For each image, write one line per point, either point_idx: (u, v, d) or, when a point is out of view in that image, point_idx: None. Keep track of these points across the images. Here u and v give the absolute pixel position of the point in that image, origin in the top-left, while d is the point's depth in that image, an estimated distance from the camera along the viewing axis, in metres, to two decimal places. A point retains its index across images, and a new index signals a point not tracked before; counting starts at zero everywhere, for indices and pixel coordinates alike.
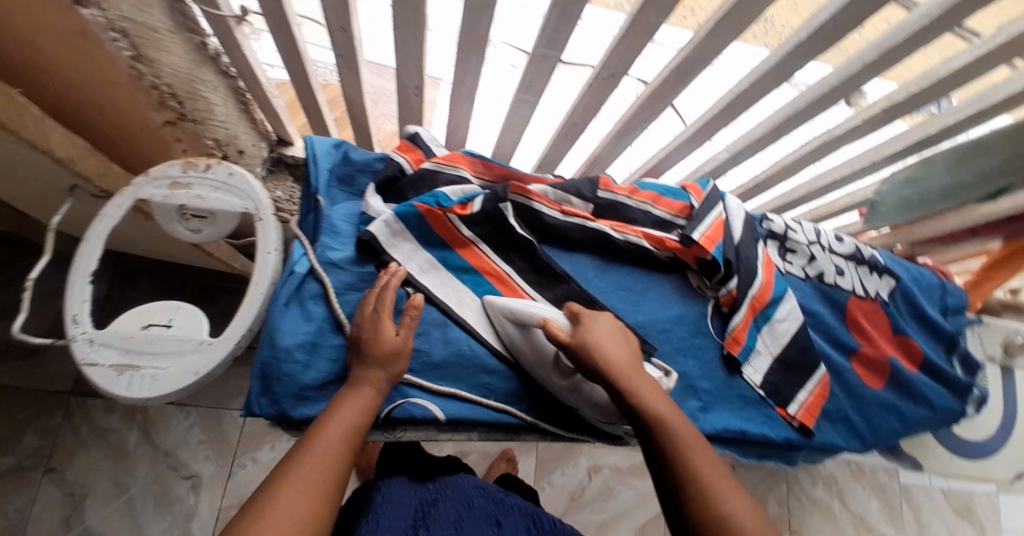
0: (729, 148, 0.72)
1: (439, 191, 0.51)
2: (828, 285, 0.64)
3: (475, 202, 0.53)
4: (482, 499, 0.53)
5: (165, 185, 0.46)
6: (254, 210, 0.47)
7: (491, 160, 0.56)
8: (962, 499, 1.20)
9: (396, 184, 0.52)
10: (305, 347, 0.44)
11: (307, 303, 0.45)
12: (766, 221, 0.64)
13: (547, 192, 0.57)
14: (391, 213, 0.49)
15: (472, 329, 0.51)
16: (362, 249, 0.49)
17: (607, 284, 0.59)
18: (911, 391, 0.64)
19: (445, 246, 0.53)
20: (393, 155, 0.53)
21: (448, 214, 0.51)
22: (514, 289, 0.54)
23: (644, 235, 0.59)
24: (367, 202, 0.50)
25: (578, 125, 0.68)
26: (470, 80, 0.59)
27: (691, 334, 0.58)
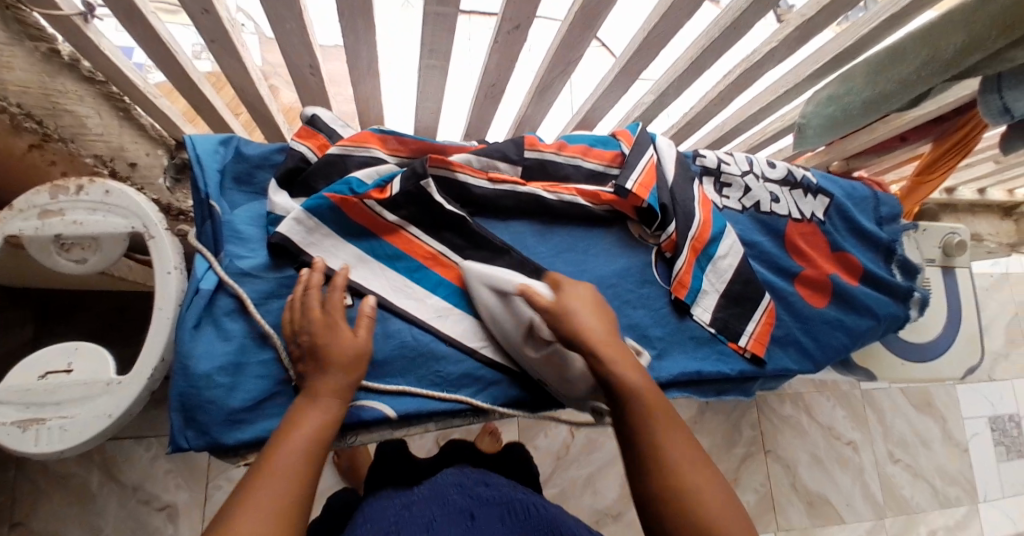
0: (654, 90, 0.70)
1: (350, 176, 0.47)
2: (765, 213, 0.64)
3: (393, 183, 0.48)
4: (458, 495, 0.44)
5: (34, 215, 0.41)
6: (142, 228, 0.42)
7: (406, 135, 0.52)
8: (919, 393, 1.28)
9: (302, 175, 0.48)
10: (228, 369, 0.41)
11: (221, 322, 0.42)
12: (699, 158, 0.64)
13: (471, 160, 0.54)
14: (301, 208, 0.45)
15: (413, 317, 0.49)
16: (275, 251, 0.45)
17: (548, 247, 0.57)
18: (855, 304, 0.66)
19: (370, 236, 0.49)
20: (294, 144, 0.49)
21: (365, 200, 0.47)
22: (450, 267, 0.52)
23: (577, 192, 0.57)
24: (272, 200, 0.46)
25: (496, 86, 0.65)
26: (367, 52, 0.54)
27: (638, 284, 0.58)
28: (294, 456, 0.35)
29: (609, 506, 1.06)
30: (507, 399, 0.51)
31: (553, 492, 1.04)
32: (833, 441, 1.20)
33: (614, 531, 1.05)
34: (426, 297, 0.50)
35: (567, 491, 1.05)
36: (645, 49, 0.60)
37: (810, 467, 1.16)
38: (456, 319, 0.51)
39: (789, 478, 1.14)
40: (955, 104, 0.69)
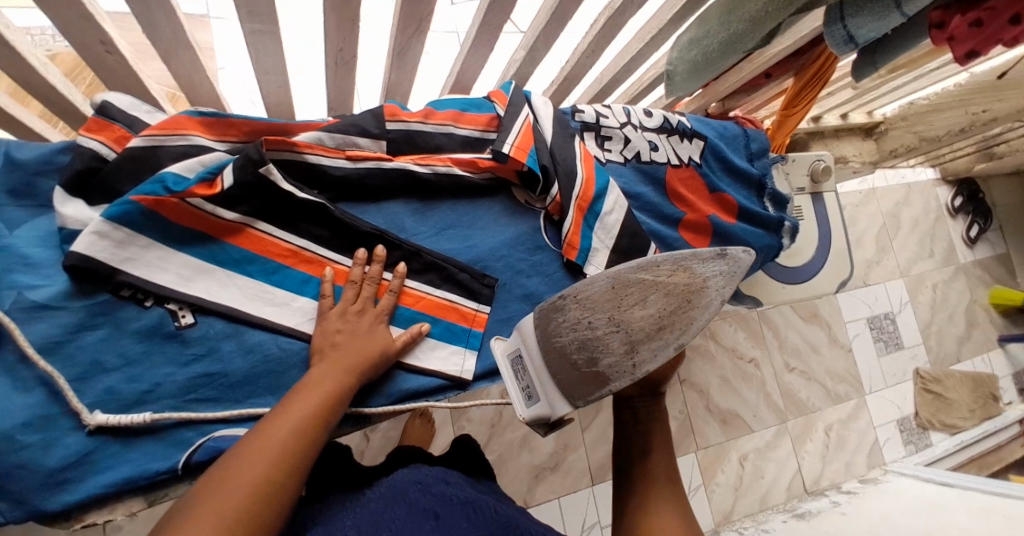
0: (525, 46, 0.67)
1: (163, 173, 0.39)
2: (646, 163, 0.65)
3: (224, 174, 0.41)
4: (421, 494, 0.42)
5: None
6: None
7: (235, 116, 0.45)
8: (807, 308, 1.44)
9: (99, 176, 0.41)
10: (35, 425, 0.35)
11: (17, 371, 0.35)
12: (577, 114, 0.63)
13: (323, 138, 0.47)
14: (100, 219, 0.37)
15: (278, 326, 0.44)
16: (76, 274, 0.37)
17: (428, 226, 0.53)
18: (733, 240, 0.70)
19: (210, 240, 0.43)
20: (81, 141, 0.40)
21: (187, 200, 0.40)
22: (317, 263, 0.47)
23: (452, 162, 0.53)
24: (59, 213, 0.38)
25: (345, 50, 0.57)
26: (171, 23, 0.45)
27: (526, 252, 0.56)
28: (286, 437, 0.35)
29: (547, 461, 1.10)
30: (402, 393, 0.49)
31: (492, 459, 1.06)
32: (738, 362, 1.32)
33: (554, 482, 1.09)
34: (292, 300, 0.45)
35: (505, 455, 1.07)
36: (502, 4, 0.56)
37: (721, 389, 1.28)
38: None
39: (703, 401, 1.26)
40: (808, 37, 0.72)
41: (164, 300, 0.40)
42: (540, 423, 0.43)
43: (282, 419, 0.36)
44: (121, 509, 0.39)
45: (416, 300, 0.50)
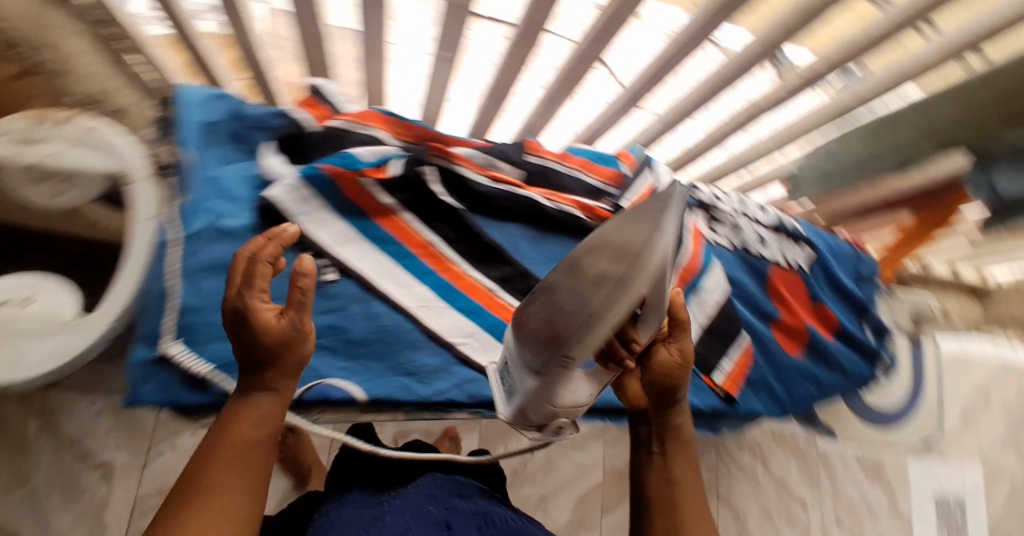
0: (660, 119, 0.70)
1: (351, 152, 0.47)
2: (753, 256, 0.65)
3: (391, 165, 0.49)
4: (430, 504, 0.43)
5: (11, 140, 0.38)
6: (118, 170, 0.41)
7: (412, 120, 0.52)
8: (872, 462, 1.31)
9: (299, 143, 0.49)
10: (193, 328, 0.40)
11: (197, 279, 0.41)
12: (694, 191, 0.63)
13: (473, 156, 0.53)
14: (296, 175, 0.45)
15: (397, 302, 0.48)
16: (263, 212, 0.45)
17: (538, 253, 0.55)
18: (827, 356, 0.68)
19: (364, 216, 0.49)
20: (293, 111, 0.48)
21: (361, 178, 0.48)
22: (440, 260, 0.51)
23: (577, 204, 0.55)
24: (263, 164, 0.46)
25: (503, 85, 0.64)
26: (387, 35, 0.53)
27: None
28: (238, 459, 0.32)
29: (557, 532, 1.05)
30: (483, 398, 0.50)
31: None
32: (784, 497, 1.21)
33: None
34: (414, 284, 0.50)
35: None
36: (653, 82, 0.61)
37: (758, 520, 1.18)
38: (438, 310, 0.50)
39: (737, 527, 1.15)
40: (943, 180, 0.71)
41: (317, 251, 0.46)
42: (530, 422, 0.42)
43: (233, 427, 0.33)
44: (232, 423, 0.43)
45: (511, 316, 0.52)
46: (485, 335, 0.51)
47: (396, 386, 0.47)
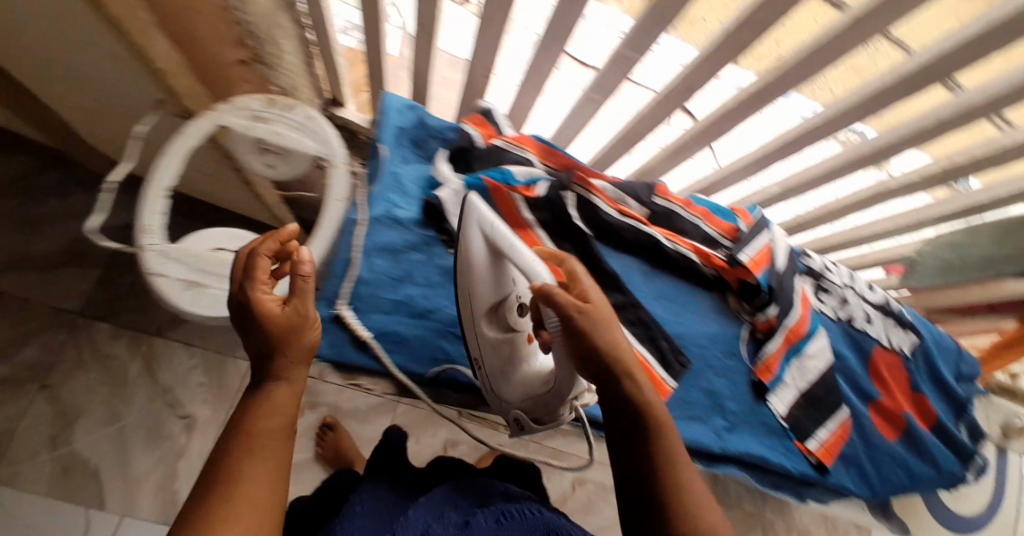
0: (781, 182, 0.65)
1: (507, 169, 0.52)
2: (857, 331, 0.64)
3: (539, 185, 0.53)
4: (452, 508, 0.39)
5: (246, 115, 0.45)
6: (328, 157, 0.49)
7: (559, 148, 0.55)
8: None
9: (465, 154, 0.54)
10: (365, 296, 0.47)
11: (371, 258, 0.49)
12: (806, 258, 0.63)
13: (607, 189, 0.55)
14: (462, 183, 0.51)
15: None
16: (430, 210, 0.51)
17: (650, 288, 0.56)
18: (923, 448, 0.65)
19: (504, 226, 0.53)
20: (464, 127, 0.54)
21: (513, 193, 0.52)
22: None
23: (693, 249, 0.56)
24: (437, 168, 0.52)
25: (637, 134, 0.64)
26: (545, 73, 0.58)
27: (723, 354, 0.56)
28: (261, 460, 0.27)
29: None
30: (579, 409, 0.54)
31: None
32: None
33: None
34: None
35: None
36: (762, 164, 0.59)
37: None
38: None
39: None
40: None
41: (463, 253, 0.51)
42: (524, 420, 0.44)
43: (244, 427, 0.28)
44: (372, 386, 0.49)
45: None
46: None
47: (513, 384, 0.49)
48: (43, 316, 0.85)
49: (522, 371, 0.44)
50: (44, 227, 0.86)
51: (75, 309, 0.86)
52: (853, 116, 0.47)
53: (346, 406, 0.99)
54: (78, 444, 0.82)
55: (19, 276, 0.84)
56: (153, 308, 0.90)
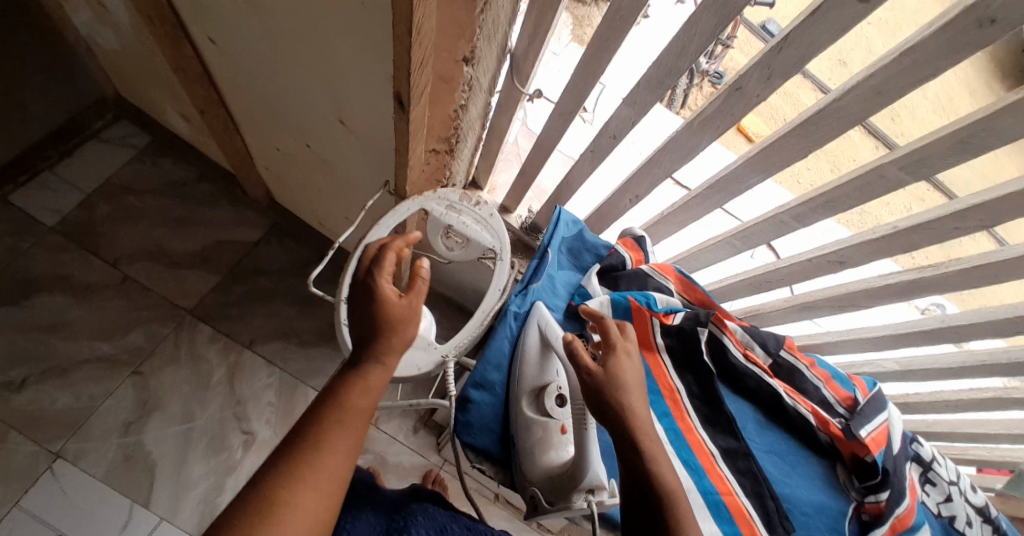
0: (900, 360, 0.67)
1: (651, 294, 0.55)
2: (958, 532, 0.62)
3: (677, 314, 0.55)
4: None
5: (444, 205, 0.53)
6: (497, 250, 0.54)
7: (697, 283, 0.58)
8: None
9: (614, 274, 0.59)
10: (495, 373, 0.53)
11: (500, 339, 0.54)
12: (916, 443, 0.64)
13: (738, 331, 0.57)
14: (609, 297, 0.55)
15: None
16: (575, 315, 0.56)
17: (762, 440, 0.56)
18: None
19: (634, 343, 0.55)
20: (618, 249, 0.59)
21: (653, 317, 0.54)
22: (682, 410, 0.53)
23: (814, 411, 0.56)
24: (588, 279, 0.58)
25: (765, 282, 0.66)
26: (687, 216, 0.64)
27: (828, 528, 0.53)
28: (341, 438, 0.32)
29: None
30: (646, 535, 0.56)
31: None
32: None
33: None
34: (654, 421, 0.51)
35: None
36: (892, 342, 0.61)
37: None
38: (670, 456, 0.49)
39: None
40: None
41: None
42: (533, 505, 0.46)
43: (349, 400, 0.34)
44: (482, 471, 0.52)
45: (727, 490, 0.50)
46: (700, 498, 0.48)
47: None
48: (160, 307, 0.94)
49: (546, 457, 0.45)
50: (188, 232, 0.99)
51: (187, 307, 0.95)
52: (992, 325, 0.49)
53: (392, 459, 1.00)
54: (147, 437, 0.86)
55: (154, 268, 0.96)
56: (254, 320, 0.99)
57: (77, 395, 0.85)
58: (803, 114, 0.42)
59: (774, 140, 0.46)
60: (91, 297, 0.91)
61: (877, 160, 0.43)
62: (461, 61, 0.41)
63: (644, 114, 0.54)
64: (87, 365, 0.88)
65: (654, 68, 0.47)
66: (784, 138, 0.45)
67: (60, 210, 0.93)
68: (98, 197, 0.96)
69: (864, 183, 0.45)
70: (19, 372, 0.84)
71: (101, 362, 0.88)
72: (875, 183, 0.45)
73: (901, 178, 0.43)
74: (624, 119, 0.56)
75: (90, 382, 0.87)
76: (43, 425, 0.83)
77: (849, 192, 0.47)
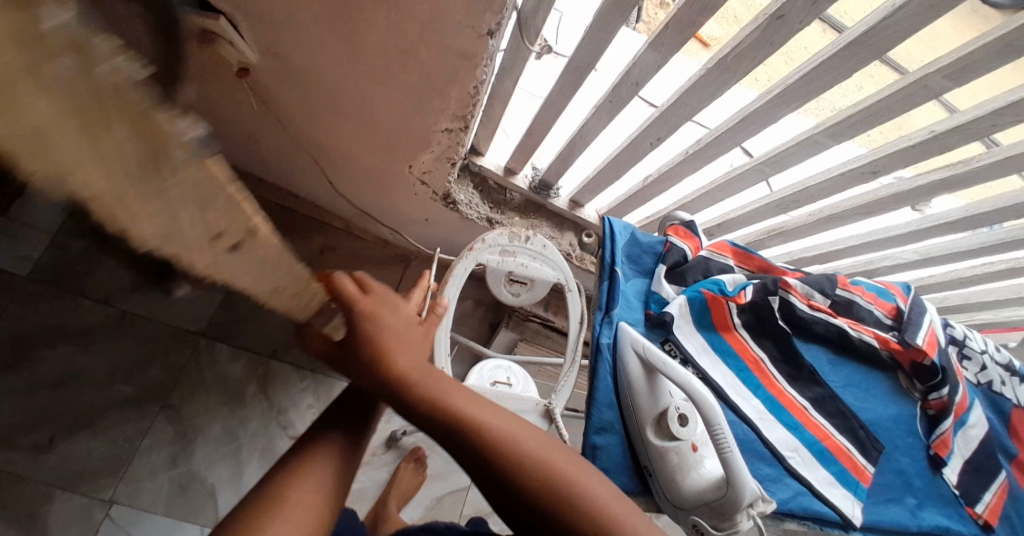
0: (919, 251, 0.72)
1: (721, 279, 0.60)
2: (996, 393, 0.64)
3: (747, 292, 0.60)
4: None
5: (497, 252, 0.61)
6: (561, 278, 0.64)
7: (753, 253, 0.65)
8: None
9: (679, 268, 0.63)
10: (609, 404, 0.53)
11: (597, 372, 0.54)
12: (950, 326, 0.65)
13: (798, 285, 0.63)
14: (686, 297, 0.59)
15: (745, 415, 0.55)
16: (658, 324, 0.58)
17: (839, 376, 0.61)
18: None
19: (713, 328, 0.60)
20: (675, 242, 0.62)
21: (729, 301, 0.60)
22: (770, 378, 0.59)
23: (878, 337, 0.60)
24: (660, 286, 0.60)
25: (793, 202, 0.68)
26: (713, 152, 0.65)
27: (905, 434, 0.59)
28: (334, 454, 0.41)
29: None
30: (789, 509, 0.51)
31: None
32: None
33: None
34: (749, 397, 0.57)
35: None
36: (915, 237, 0.67)
37: None
38: (772, 425, 0.56)
39: None
40: None
41: (687, 361, 0.57)
42: (705, 512, 0.47)
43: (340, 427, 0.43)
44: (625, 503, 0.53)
45: (825, 436, 0.56)
46: (805, 449, 0.55)
47: (759, 476, 0.53)
48: (171, 334, 0.90)
49: (690, 480, 0.48)
50: None
51: (201, 330, 0.92)
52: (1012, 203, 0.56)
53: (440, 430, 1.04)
54: (197, 463, 0.86)
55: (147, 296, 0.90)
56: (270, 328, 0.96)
57: (110, 442, 0.82)
58: (854, 30, 0.42)
59: (822, 59, 0.46)
60: (94, 341, 0.86)
61: (921, 71, 0.44)
62: (485, 35, 0.50)
63: (669, 54, 0.53)
64: (114, 410, 0.84)
65: (687, 7, 0.46)
66: (834, 56, 0.44)
67: (30, 258, 0.86)
68: (65, 235, 0.88)
69: (908, 94, 0.46)
70: (43, 432, 0.80)
71: (124, 404, 0.85)
72: (917, 93, 0.45)
73: (944, 85, 0.44)
74: (648, 62, 0.55)
75: (119, 426, 0.83)
76: (91, 477, 0.80)
77: (888, 110, 0.49)
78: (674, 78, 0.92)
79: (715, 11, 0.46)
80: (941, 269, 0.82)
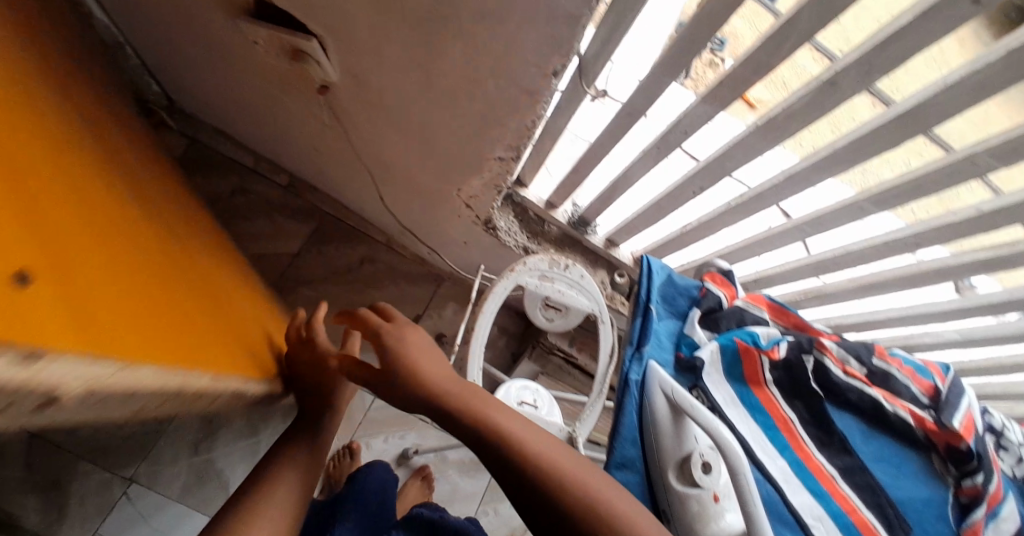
0: (962, 331, 0.71)
1: (755, 331, 0.62)
2: None
3: (781, 347, 0.61)
4: None
5: (537, 276, 0.64)
6: (595, 310, 0.66)
7: (789, 309, 0.66)
8: None
9: (714, 314, 0.65)
10: (632, 441, 0.54)
11: (624, 405, 0.56)
12: (988, 413, 0.62)
13: (834, 349, 0.63)
14: (718, 343, 0.61)
15: (770, 474, 0.54)
16: (688, 369, 0.60)
17: (870, 449, 0.59)
18: None
19: (743, 380, 0.61)
20: (710, 288, 0.66)
21: (761, 354, 0.60)
22: (798, 440, 0.58)
23: (913, 413, 0.59)
24: (694, 330, 0.62)
25: (833, 264, 0.69)
26: (755, 207, 0.67)
27: (934, 519, 0.54)
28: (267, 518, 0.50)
29: None
30: None
31: None
32: None
33: None
34: (776, 456, 0.56)
35: None
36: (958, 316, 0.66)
37: None
38: (798, 489, 0.53)
39: None
40: None
41: (715, 409, 0.57)
42: None
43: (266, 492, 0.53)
44: None
45: (852, 508, 0.53)
46: (829, 519, 0.51)
47: None
48: None
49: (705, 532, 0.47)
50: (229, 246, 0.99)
51: None
52: None
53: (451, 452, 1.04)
54: (217, 452, 0.90)
55: None
56: None
57: None
58: (902, 105, 0.45)
59: (868, 129, 0.48)
60: None
61: (968, 148, 0.46)
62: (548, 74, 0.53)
63: (720, 109, 0.57)
64: None
65: (743, 68, 0.50)
66: (881, 125, 0.47)
67: None
68: None
69: (953, 170, 0.48)
70: None
71: None
72: (964, 169, 0.47)
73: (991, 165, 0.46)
74: (699, 114, 0.58)
75: None
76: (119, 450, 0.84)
77: (931, 183, 0.51)
78: (720, 133, 0.93)
79: (768, 73, 0.50)
80: (984, 352, 0.80)
